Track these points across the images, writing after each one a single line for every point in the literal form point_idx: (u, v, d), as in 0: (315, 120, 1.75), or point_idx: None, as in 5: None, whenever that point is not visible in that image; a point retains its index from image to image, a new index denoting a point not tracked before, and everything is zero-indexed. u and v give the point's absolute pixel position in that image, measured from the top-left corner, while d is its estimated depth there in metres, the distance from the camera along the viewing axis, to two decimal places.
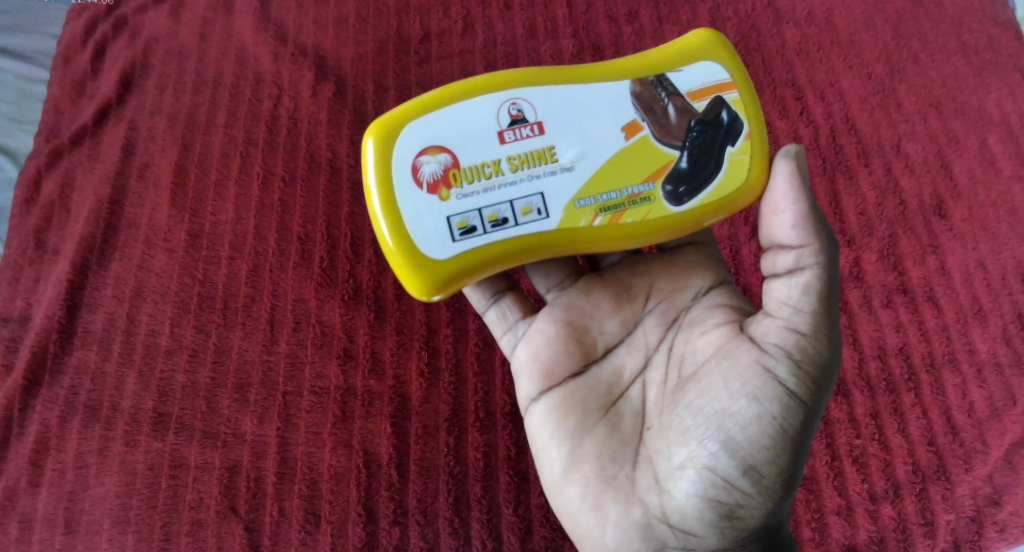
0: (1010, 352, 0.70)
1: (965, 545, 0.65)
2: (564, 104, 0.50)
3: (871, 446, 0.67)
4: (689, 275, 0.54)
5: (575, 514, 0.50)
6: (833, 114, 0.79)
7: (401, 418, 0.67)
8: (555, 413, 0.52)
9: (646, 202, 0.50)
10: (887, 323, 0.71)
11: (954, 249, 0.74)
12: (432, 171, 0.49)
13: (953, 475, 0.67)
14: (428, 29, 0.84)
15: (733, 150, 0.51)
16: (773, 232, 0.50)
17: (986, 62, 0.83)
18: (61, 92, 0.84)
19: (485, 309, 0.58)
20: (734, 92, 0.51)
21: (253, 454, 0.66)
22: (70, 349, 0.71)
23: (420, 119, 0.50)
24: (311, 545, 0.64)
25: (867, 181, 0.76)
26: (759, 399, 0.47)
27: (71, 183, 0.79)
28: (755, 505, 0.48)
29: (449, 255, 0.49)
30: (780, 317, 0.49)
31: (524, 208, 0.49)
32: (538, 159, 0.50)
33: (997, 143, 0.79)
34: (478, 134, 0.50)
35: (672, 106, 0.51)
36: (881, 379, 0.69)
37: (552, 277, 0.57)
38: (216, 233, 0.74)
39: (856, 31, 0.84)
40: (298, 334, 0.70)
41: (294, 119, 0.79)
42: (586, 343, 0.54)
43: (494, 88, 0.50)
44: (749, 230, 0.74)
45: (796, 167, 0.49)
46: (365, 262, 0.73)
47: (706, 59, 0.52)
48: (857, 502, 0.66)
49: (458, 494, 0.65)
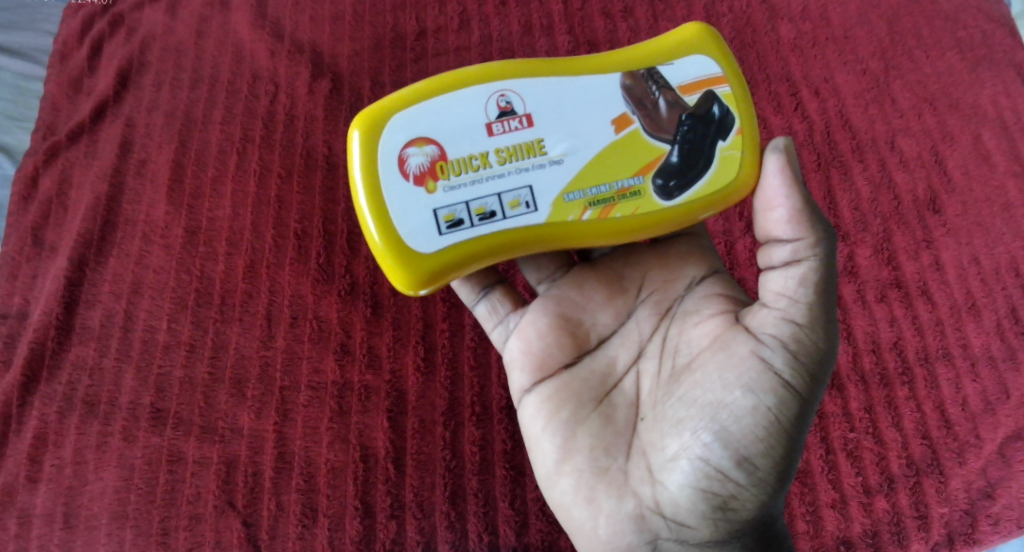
0: (1003, 346, 0.71)
1: (958, 538, 0.66)
2: (553, 97, 0.51)
3: (865, 440, 0.67)
4: (683, 265, 0.55)
5: (567, 506, 0.51)
6: (828, 110, 0.80)
7: (398, 412, 0.67)
8: (548, 405, 0.52)
9: (636, 197, 0.50)
10: (881, 318, 0.71)
11: (948, 244, 0.74)
12: (419, 162, 0.49)
13: (947, 468, 0.67)
14: (425, 26, 0.84)
15: (724, 145, 0.51)
16: (768, 228, 0.50)
17: (980, 58, 0.83)
18: (59, 89, 0.84)
19: (475, 302, 0.59)
20: (725, 86, 0.51)
21: (251, 448, 0.66)
22: (68, 345, 0.71)
23: (408, 110, 0.50)
24: (309, 539, 0.64)
25: (862, 176, 0.77)
26: (754, 390, 0.47)
27: (69, 180, 0.79)
28: (749, 497, 0.48)
29: (435, 248, 0.49)
30: (777, 308, 0.49)
31: (513, 201, 0.50)
32: (528, 151, 0.50)
33: (991, 139, 0.79)
34: (466, 126, 0.50)
35: (663, 99, 0.51)
36: (875, 373, 0.69)
37: (543, 269, 0.58)
38: (214, 229, 0.74)
39: (851, 27, 0.84)
40: (295, 330, 0.70)
41: (290, 115, 0.79)
42: (579, 335, 0.54)
43: (483, 80, 0.51)
44: (743, 226, 0.74)
45: (787, 161, 0.50)
46: (362, 258, 0.73)
47: (697, 53, 0.52)
48: (852, 495, 0.66)
49: (455, 487, 0.65)
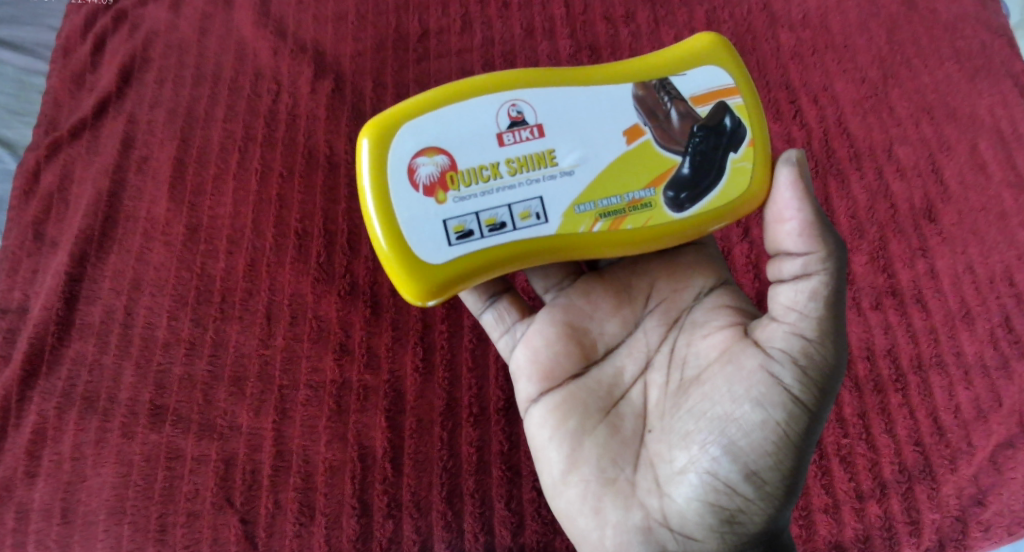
0: (997, 354, 0.71)
1: (949, 544, 0.67)
2: (564, 107, 0.51)
3: (858, 446, 0.68)
4: (692, 275, 0.55)
5: (574, 516, 0.51)
6: (826, 117, 0.80)
7: (396, 412, 0.68)
8: (554, 415, 0.53)
9: (647, 208, 0.51)
10: (875, 325, 0.72)
11: (943, 253, 0.75)
12: (429, 173, 0.50)
13: (939, 475, 0.68)
14: (427, 28, 0.85)
15: (736, 157, 0.52)
16: (779, 241, 0.51)
17: (978, 68, 0.84)
18: (61, 84, 0.84)
19: (481, 310, 0.59)
20: (737, 97, 0.52)
21: (249, 446, 0.67)
22: (68, 340, 0.71)
23: (417, 120, 0.51)
24: (306, 537, 0.64)
25: (859, 184, 0.77)
26: (763, 404, 0.48)
27: (70, 175, 0.80)
28: (757, 511, 0.49)
29: (444, 259, 0.49)
30: (786, 321, 0.49)
31: (523, 212, 0.50)
32: (538, 161, 0.50)
33: (987, 148, 0.80)
34: (477, 136, 0.50)
35: (675, 110, 0.52)
36: (869, 379, 0.70)
37: (550, 277, 0.58)
38: (215, 227, 0.75)
39: (851, 35, 0.85)
40: (295, 328, 0.70)
41: (292, 115, 0.80)
42: (586, 344, 0.55)
43: (494, 89, 0.51)
44: (741, 232, 0.75)
45: (798, 173, 0.50)
46: (362, 257, 0.73)
47: (710, 63, 0.52)
48: (844, 500, 0.67)
49: (451, 487, 0.66)
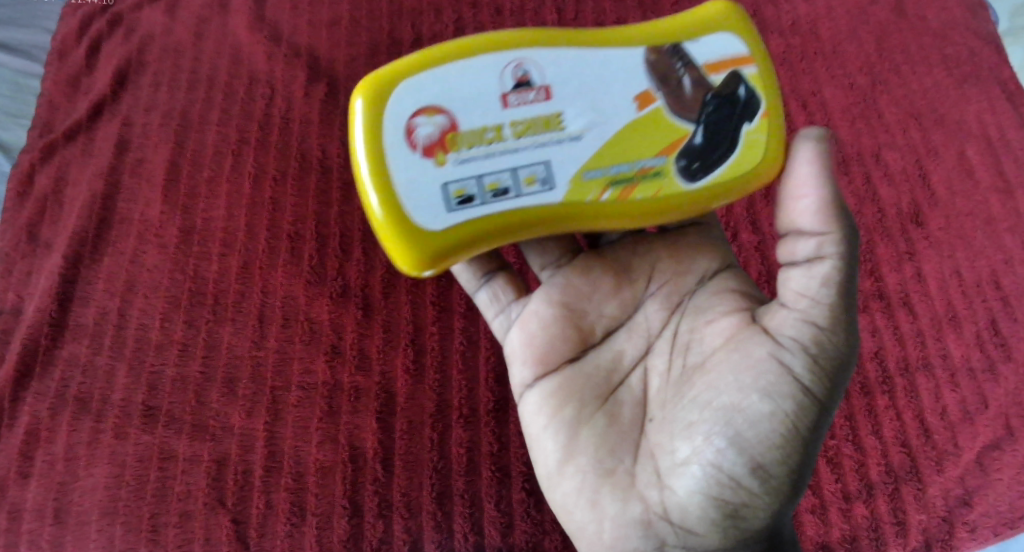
0: (982, 357, 0.72)
1: (936, 544, 0.67)
2: (571, 71, 0.52)
3: (845, 447, 0.68)
4: (694, 259, 0.56)
5: (570, 508, 0.51)
6: (815, 123, 0.81)
7: (387, 413, 0.68)
8: (551, 402, 0.53)
9: (656, 177, 0.52)
10: (862, 328, 0.72)
11: (930, 257, 0.76)
12: (431, 134, 0.50)
13: (924, 476, 0.68)
14: (420, 33, 0.86)
15: (750, 127, 0.53)
16: (794, 217, 0.51)
17: (966, 74, 0.84)
18: (56, 87, 0.85)
19: (476, 289, 0.60)
20: (751, 67, 0.53)
21: (241, 447, 0.67)
22: (62, 342, 0.72)
23: (419, 78, 0.51)
24: (297, 537, 0.65)
25: (847, 189, 0.78)
26: (770, 395, 0.48)
27: (65, 177, 0.80)
28: (760, 505, 0.49)
29: (445, 223, 0.50)
30: (797, 308, 0.50)
31: (528, 177, 0.50)
32: (544, 127, 0.51)
33: (975, 154, 0.81)
34: (479, 98, 0.51)
35: (687, 78, 0.52)
36: (857, 382, 0.70)
37: (547, 255, 0.59)
38: (208, 230, 0.75)
39: (841, 41, 0.86)
40: (286, 330, 0.71)
41: (285, 118, 0.80)
42: (584, 329, 0.55)
43: (498, 51, 0.52)
44: (730, 236, 0.76)
45: (820, 149, 0.51)
46: (355, 260, 0.74)
47: (721, 31, 0.54)
48: (832, 501, 0.67)
49: (442, 488, 0.66)
